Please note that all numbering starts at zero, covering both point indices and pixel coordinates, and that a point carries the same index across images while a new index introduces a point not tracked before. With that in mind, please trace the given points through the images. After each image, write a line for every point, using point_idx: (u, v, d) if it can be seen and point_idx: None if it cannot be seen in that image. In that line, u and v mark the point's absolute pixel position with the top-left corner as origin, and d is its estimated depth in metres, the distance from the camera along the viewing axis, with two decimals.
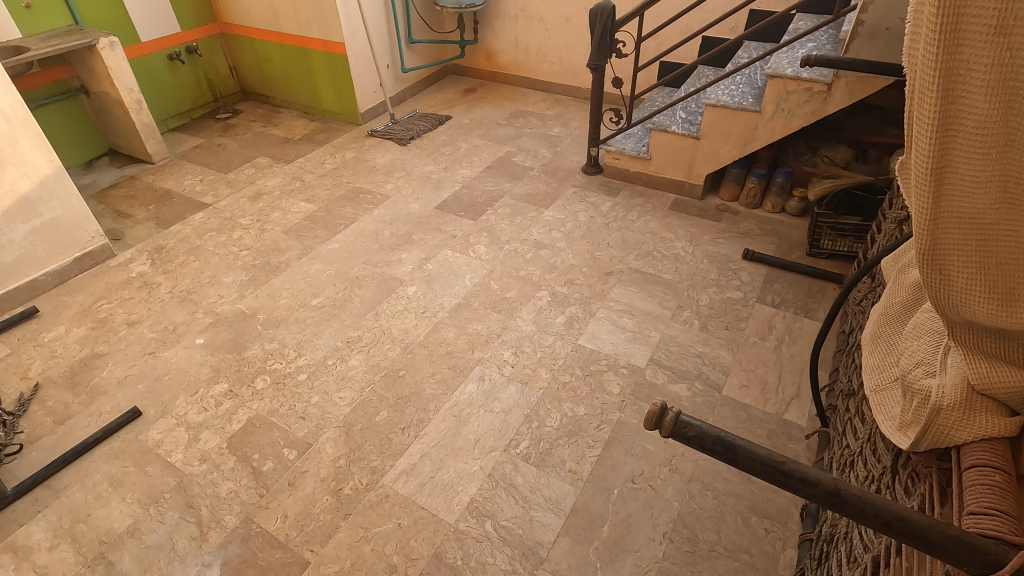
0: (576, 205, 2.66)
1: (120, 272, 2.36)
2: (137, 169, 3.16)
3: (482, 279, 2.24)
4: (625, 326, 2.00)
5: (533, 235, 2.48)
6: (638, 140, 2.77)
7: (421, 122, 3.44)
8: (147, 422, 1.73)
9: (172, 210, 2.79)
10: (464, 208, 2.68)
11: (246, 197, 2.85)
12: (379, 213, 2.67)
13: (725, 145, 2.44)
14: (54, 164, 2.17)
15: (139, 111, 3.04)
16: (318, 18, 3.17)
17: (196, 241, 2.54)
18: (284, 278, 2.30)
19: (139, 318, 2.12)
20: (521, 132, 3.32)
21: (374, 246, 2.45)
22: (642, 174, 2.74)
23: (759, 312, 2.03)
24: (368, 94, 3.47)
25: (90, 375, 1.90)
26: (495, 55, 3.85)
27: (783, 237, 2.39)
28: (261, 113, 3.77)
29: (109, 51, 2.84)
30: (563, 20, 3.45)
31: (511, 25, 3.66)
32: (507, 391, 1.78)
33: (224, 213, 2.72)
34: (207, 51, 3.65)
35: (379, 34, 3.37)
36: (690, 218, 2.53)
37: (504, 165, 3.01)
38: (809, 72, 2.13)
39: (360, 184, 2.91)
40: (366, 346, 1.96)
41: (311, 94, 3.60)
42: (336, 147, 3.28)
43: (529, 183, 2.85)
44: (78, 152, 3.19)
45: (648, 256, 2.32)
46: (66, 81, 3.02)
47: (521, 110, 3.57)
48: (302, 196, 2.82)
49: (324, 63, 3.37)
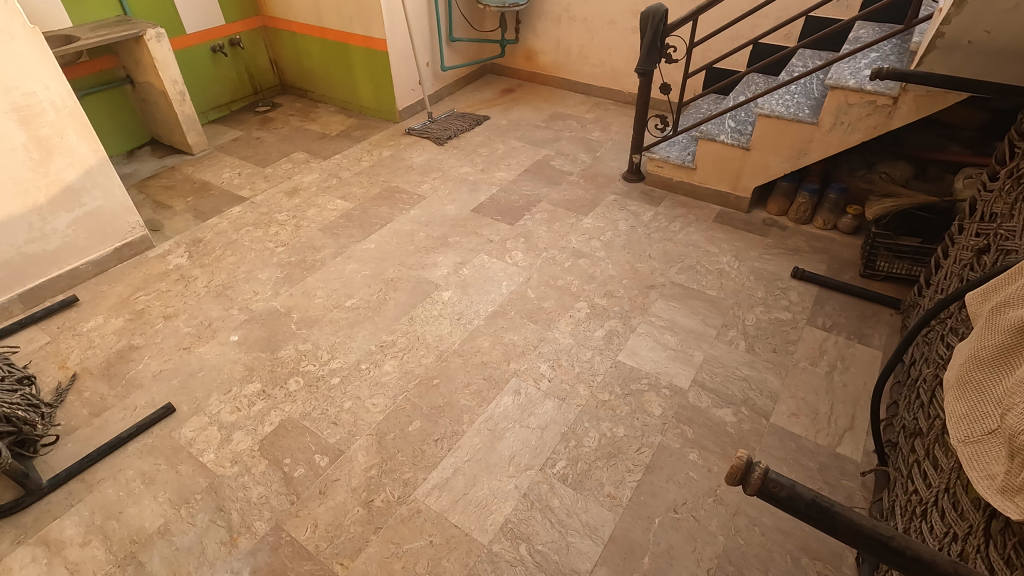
0: (615, 213, 2.59)
1: (158, 264, 2.36)
2: (177, 159, 3.18)
3: (518, 287, 2.19)
4: (667, 343, 1.93)
5: (571, 243, 2.41)
6: (683, 148, 2.69)
7: (458, 122, 3.40)
8: (180, 419, 1.72)
9: (210, 203, 2.79)
10: (500, 211, 2.63)
11: (282, 192, 2.84)
12: (414, 214, 2.63)
13: (777, 157, 2.35)
14: (99, 155, 2.18)
15: (181, 103, 3.06)
16: (360, 14, 3.15)
17: (232, 235, 2.53)
18: (318, 276, 2.28)
19: (176, 311, 2.12)
20: (559, 136, 3.26)
21: (410, 247, 2.42)
22: (685, 184, 2.65)
23: (809, 335, 1.94)
24: (406, 92, 3.44)
25: (126, 367, 1.90)
26: (535, 55, 3.79)
27: (834, 256, 2.28)
28: (298, 107, 3.77)
29: (155, 42, 2.86)
30: (607, 23, 3.37)
31: (553, 26, 3.59)
32: (544, 406, 1.72)
33: (261, 208, 2.72)
34: (250, 44, 3.67)
35: (421, 31, 3.34)
36: (736, 232, 2.44)
37: (542, 169, 2.95)
38: (873, 84, 2.02)
39: (396, 183, 2.87)
40: (400, 351, 1.93)
41: (350, 91, 3.59)
42: (374, 144, 3.26)
43: (567, 188, 2.78)
44: (121, 141, 3.23)
45: (691, 270, 2.24)
46: (112, 71, 3.05)
47: (560, 112, 3.50)
48: (338, 194, 2.80)
49: (365, 59, 3.35)
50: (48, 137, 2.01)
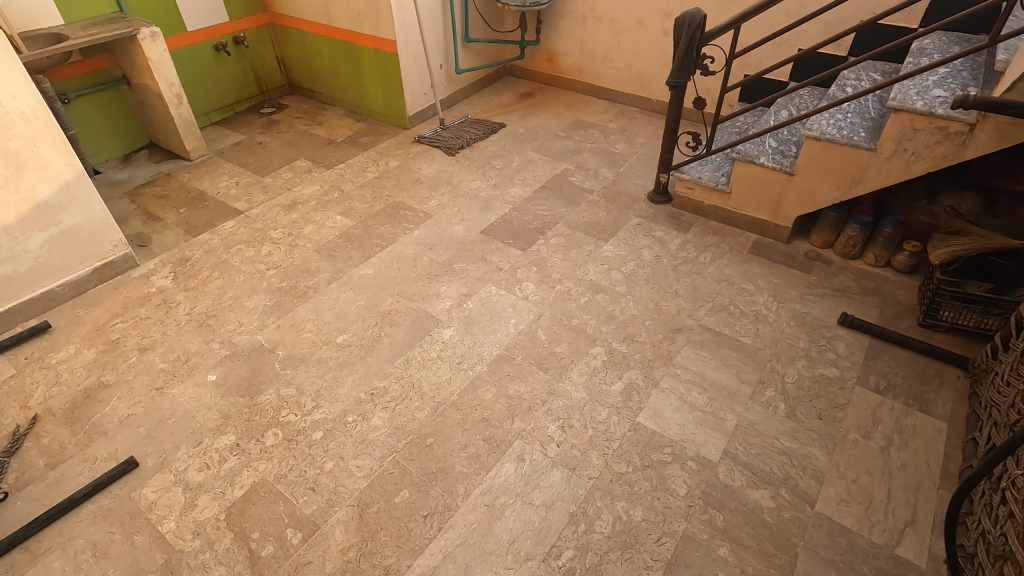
0: (639, 240, 2.35)
1: (140, 286, 2.19)
2: (174, 165, 3.01)
3: (528, 326, 1.96)
4: (694, 403, 1.68)
5: (589, 274, 2.18)
6: (717, 168, 2.43)
7: (471, 129, 3.17)
8: (142, 477, 1.54)
9: (203, 216, 2.62)
10: (512, 234, 2.40)
11: (280, 205, 2.65)
12: (419, 235, 2.41)
13: (825, 185, 2.08)
14: (75, 168, 1.99)
15: (178, 106, 2.88)
16: (370, 12, 2.93)
17: (223, 254, 2.35)
18: (310, 306, 2.08)
19: (152, 343, 1.94)
20: (580, 147, 3.01)
21: (411, 274, 2.21)
22: (719, 209, 2.40)
23: (860, 399, 1.68)
24: (418, 96, 3.22)
25: (92, 410, 1.72)
26: (557, 57, 3.53)
27: (887, 299, 2.01)
28: (306, 109, 3.58)
29: (150, 42, 2.68)
30: (635, 24, 3.10)
31: (577, 26, 3.32)
32: (550, 478, 1.51)
33: (256, 223, 2.53)
34: (256, 42, 3.48)
35: (433, 31, 3.11)
36: (774, 267, 2.18)
37: (560, 186, 2.71)
38: (946, 107, 1.74)
39: (402, 199, 2.66)
40: (392, 401, 1.72)
41: (359, 93, 3.38)
42: (381, 153, 3.05)
43: (587, 209, 2.54)
44: (117, 145, 3.06)
45: (722, 311, 1.99)
46: (107, 70, 2.88)
47: (582, 120, 3.25)
48: (339, 209, 2.59)
49: (374, 60, 3.13)
50: (18, 150, 1.83)
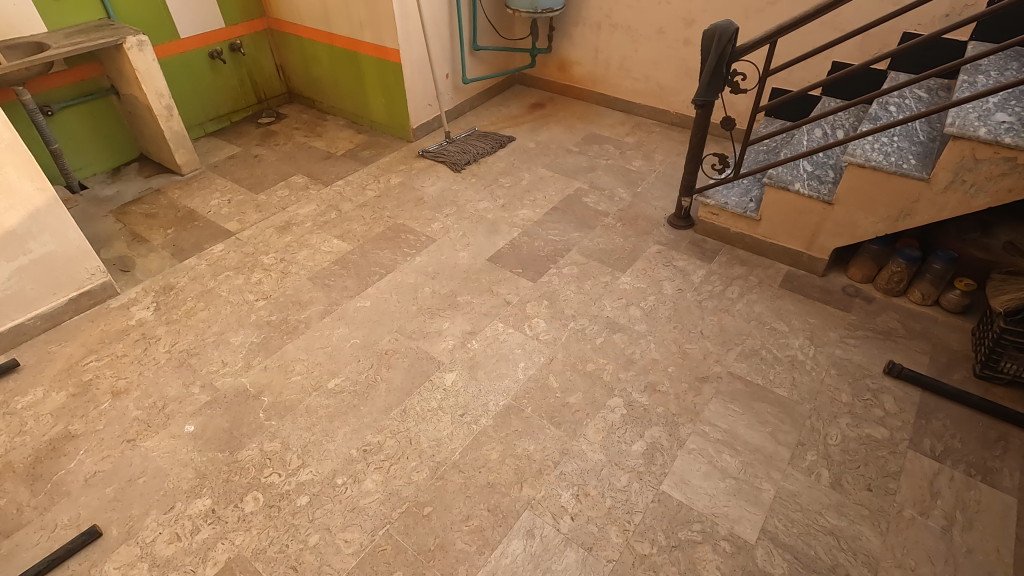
0: (659, 271, 2.16)
1: (119, 318, 2.03)
2: (165, 180, 2.84)
3: (539, 372, 1.78)
4: (725, 468, 1.50)
5: (605, 310, 2.00)
6: (744, 193, 2.24)
7: (479, 143, 2.99)
8: (104, 550, 1.37)
9: (192, 237, 2.45)
10: (521, 262, 2.22)
11: (273, 226, 2.48)
12: (420, 262, 2.24)
13: (868, 216, 1.88)
14: (47, 194, 1.83)
15: (169, 118, 2.72)
16: (372, 19, 2.75)
17: (209, 282, 2.18)
18: (300, 343, 1.91)
19: (127, 386, 1.77)
20: (594, 164, 2.83)
21: (411, 307, 2.03)
22: (746, 238, 2.21)
23: (915, 466, 1.49)
24: (422, 107, 3.05)
25: (55, 466, 1.56)
26: (570, 66, 3.34)
27: (937, 344, 1.82)
28: (305, 119, 3.41)
29: (137, 51, 2.51)
30: (654, 32, 2.90)
31: (591, 33, 3.13)
32: (564, 560, 1.32)
33: (247, 246, 2.36)
34: (253, 49, 3.31)
35: (439, 39, 2.93)
36: (809, 304, 1.99)
37: (573, 207, 2.52)
38: (1012, 136, 1.55)
39: (403, 221, 2.48)
40: (386, 461, 1.54)
41: (360, 104, 3.20)
42: (382, 168, 2.87)
43: (602, 234, 2.36)
44: (105, 158, 2.91)
45: (753, 357, 1.80)
46: (95, 80, 2.74)
47: (597, 134, 3.07)
48: (336, 231, 2.42)
49: (376, 70, 2.96)
50: None
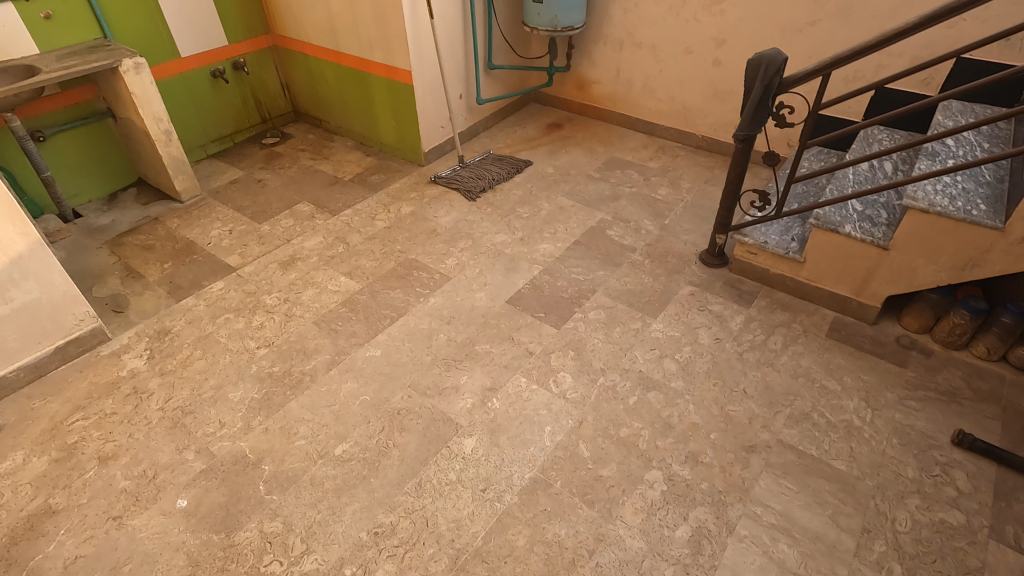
0: (694, 316, 1.99)
1: (110, 367, 1.87)
2: (163, 208, 2.69)
3: (567, 438, 1.61)
4: (783, 561, 1.33)
5: (637, 363, 1.83)
6: (784, 231, 2.07)
7: (494, 168, 2.83)
8: None
9: (190, 273, 2.30)
10: (543, 305, 2.06)
11: (277, 261, 2.32)
12: (434, 304, 2.08)
13: (930, 264, 1.71)
14: (30, 238, 1.68)
15: (167, 143, 2.57)
16: (382, 38, 2.60)
17: (208, 326, 2.02)
18: (304, 399, 1.75)
19: (115, 451, 1.61)
20: (617, 192, 2.66)
21: (425, 358, 1.87)
22: (788, 280, 2.03)
23: (999, 562, 1.31)
24: (434, 129, 2.89)
25: (32, 549, 1.40)
26: (589, 85, 3.17)
27: (1008, 408, 1.64)
28: (312, 139, 3.26)
29: (133, 74, 2.36)
30: (681, 51, 2.74)
31: (613, 51, 2.97)
32: None
33: (248, 284, 2.20)
34: (257, 67, 3.17)
35: (453, 58, 2.77)
36: (862, 357, 1.81)
37: (597, 241, 2.36)
38: None
39: (416, 255, 2.32)
40: (401, 547, 1.38)
41: (369, 125, 3.05)
42: (393, 195, 2.71)
43: (630, 273, 2.19)
44: (101, 183, 2.77)
45: (804, 421, 1.63)
46: (91, 103, 2.60)
47: (618, 158, 2.90)
48: (343, 267, 2.27)
49: (386, 90, 2.80)
50: None
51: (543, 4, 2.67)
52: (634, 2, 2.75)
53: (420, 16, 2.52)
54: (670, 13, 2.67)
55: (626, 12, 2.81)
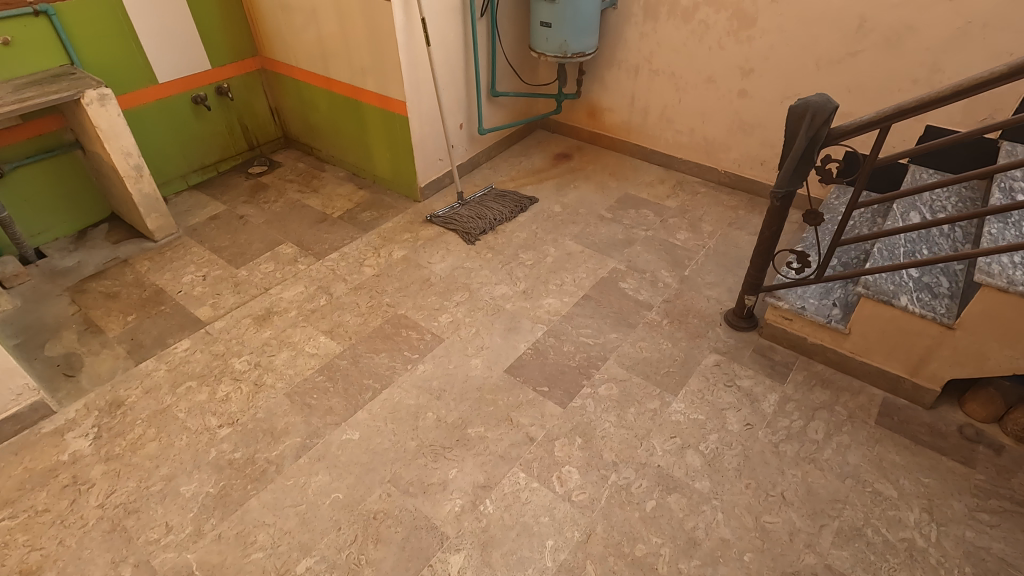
0: (720, 394, 1.73)
1: (50, 449, 1.64)
2: (134, 248, 2.47)
3: (572, 557, 1.36)
4: None
5: (654, 455, 1.57)
6: (824, 294, 1.81)
7: (496, 205, 2.59)
8: None
9: (155, 328, 2.07)
10: (547, 376, 1.80)
11: (252, 315, 2.08)
12: (422, 373, 1.83)
13: (1006, 349, 1.44)
14: None
15: (138, 179, 2.34)
16: (375, 66, 2.37)
17: (167, 396, 1.79)
18: (267, 497, 1.51)
19: (41, 563, 1.38)
20: (631, 235, 2.41)
21: (409, 444, 1.62)
22: (829, 352, 1.77)
23: None
24: (432, 163, 2.65)
25: None
26: (601, 112, 2.93)
27: None
28: (302, 169, 3.04)
29: (99, 106, 2.14)
30: (703, 80, 2.49)
31: (628, 78, 2.72)
32: None
33: (217, 344, 1.97)
34: (244, 91, 2.95)
35: (453, 86, 2.54)
36: (920, 453, 1.54)
37: (608, 296, 2.10)
38: None
39: (405, 311, 2.08)
40: None
41: (362, 155, 2.81)
42: (384, 236, 2.48)
43: (645, 336, 1.93)
44: (69, 218, 2.55)
45: (856, 540, 1.37)
46: (57, 134, 2.38)
47: (632, 195, 2.65)
48: (324, 324, 2.02)
49: (379, 121, 2.57)
50: None
51: (552, 29, 2.44)
52: (652, 25, 2.51)
53: (416, 43, 2.29)
54: (692, 38, 2.42)
55: (643, 36, 2.56)
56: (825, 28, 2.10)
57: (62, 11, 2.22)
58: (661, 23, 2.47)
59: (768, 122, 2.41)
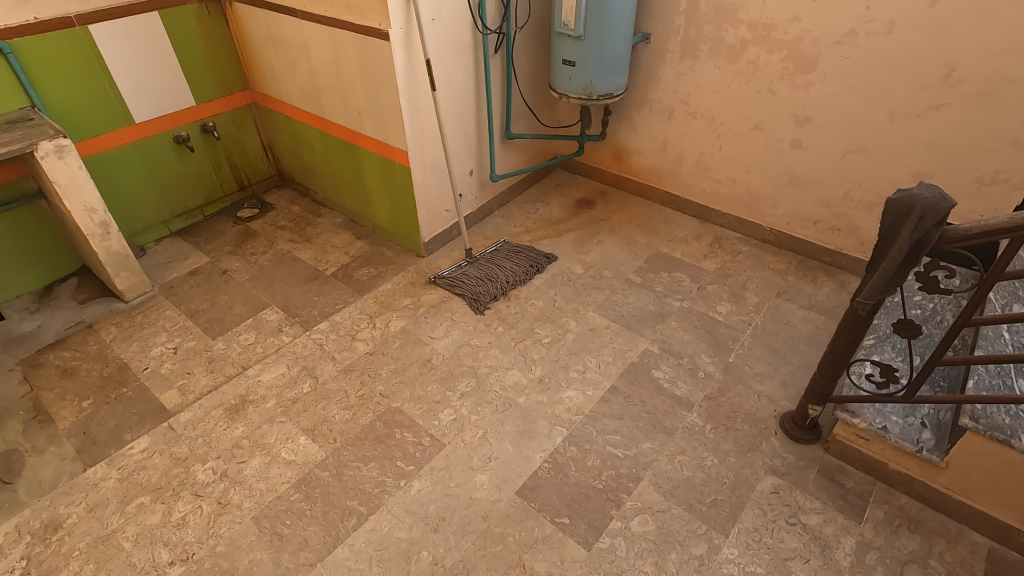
0: (781, 537, 1.40)
1: None
2: (101, 310, 2.20)
3: None
4: None
5: None
6: (910, 411, 1.48)
7: (509, 265, 2.27)
8: None
9: (111, 417, 1.78)
10: (567, 503, 1.49)
11: (223, 405, 1.79)
12: (417, 494, 1.52)
13: None
14: None
15: (105, 238, 2.07)
16: (374, 109, 2.08)
17: (113, 517, 1.50)
18: None
19: None
20: (664, 307, 2.08)
21: None
22: (916, 484, 1.44)
23: None
24: (438, 214, 2.36)
25: None
26: (627, 155, 2.61)
27: None
28: (296, 213, 2.75)
29: (54, 159, 1.86)
30: (749, 127, 2.17)
31: (660, 120, 2.41)
32: None
33: (180, 444, 1.68)
34: (233, 128, 2.68)
35: (463, 130, 2.25)
36: None
37: (639, 391, 1.78)
38: None
39: (402, 403, 1.77)
40: None
41: (361, 202, 2.52)
42: (382, 301, 2.18)
43: (686, 448, 1.61)
44: (33, 274, 2.28)
45: None
46: (18, 183, 2.11)
47: (664, 255, 2.33)
48: (307, 421, 1.73)
49: (378, 168, 2.28)
50: None
51: (576, 67, 2.14)
52: (691, 64, 2.19)
53: (420, 87, 2.00)
54: (738, 81, 2.10)
55: (679, 76, 2.25)
56: (902, 77, 1.77)
57: (19, 48, 1.96)
58: (702, 61, 2.16)
59: (825, 178, 2.08)
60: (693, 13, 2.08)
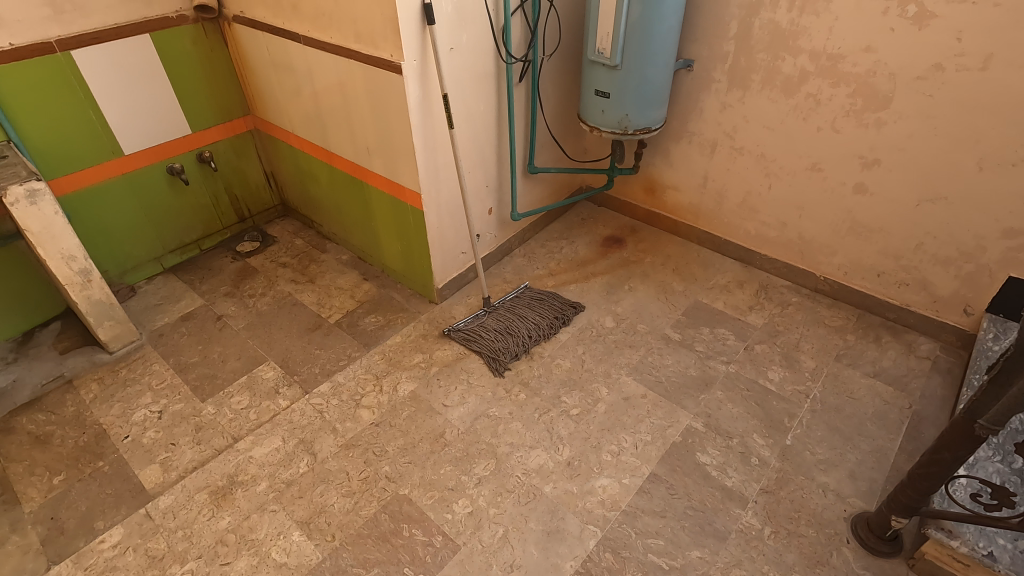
0: None
1: None
2: (83, 362, 2.00)
3: None
4: None
5: None
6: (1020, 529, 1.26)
7: (531, 315, 2.04)
8: None
9: (83, 499, 1.58)
10: None
11: (209, 487, 1.58)
12: None
13: None
14: None
15: (86, 287, 1.87)
16: (383, 146, 1.87)
17: None
18: None
19: None
20: (708, 373, 1.84)
21: None
22: None
23: None
24: (453, 258, 2.14)
25: None
26: (662, 190, 2.37)
27: None
28: (299, 247, 2.54)
29: (26, 206, 1.67)
30: (805, 167, 1.92)
31: (701, 155, 2.16)
32: None
33: (157, 538, 1.47)
34: (233, 156, 2.47)
35: (483, 167, 2.02)
36: None
37: (684, 480, 1.54)
38: None
39: (410, 490, 1.55)
40: None
41: (369, 241, 2.31)
42: (390, 358, 1.96)
43: (742, 561, 1.37)
44: (12, 319, 2.09)
45: None
46: None
47: (705, 306, 2.09)
48: (302, 510, 1.51)
49: (388, 207, 2.06)
50: None
51: (610, 99, 1.90)
52: (740, 95, 1.95)
53: (435, 123, 1.78)
54: (795, 116, 1.86)
55: (725, 108, 2.00)
56: (996, 120, 1.52)
57: None
58: (752, 93, 1.91)
59: (894, 228, 1.83)
60: (744, 39, 1.84)
